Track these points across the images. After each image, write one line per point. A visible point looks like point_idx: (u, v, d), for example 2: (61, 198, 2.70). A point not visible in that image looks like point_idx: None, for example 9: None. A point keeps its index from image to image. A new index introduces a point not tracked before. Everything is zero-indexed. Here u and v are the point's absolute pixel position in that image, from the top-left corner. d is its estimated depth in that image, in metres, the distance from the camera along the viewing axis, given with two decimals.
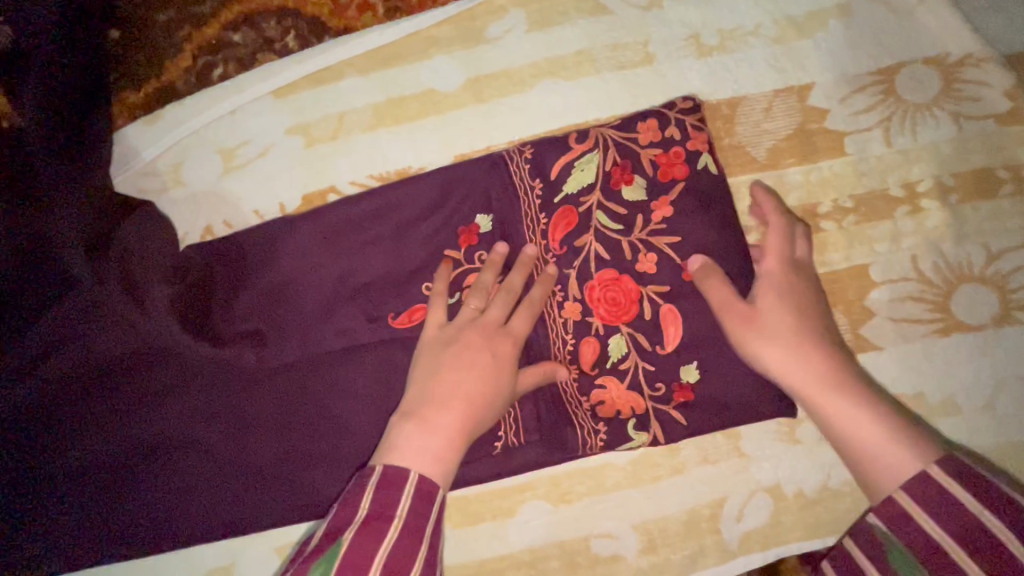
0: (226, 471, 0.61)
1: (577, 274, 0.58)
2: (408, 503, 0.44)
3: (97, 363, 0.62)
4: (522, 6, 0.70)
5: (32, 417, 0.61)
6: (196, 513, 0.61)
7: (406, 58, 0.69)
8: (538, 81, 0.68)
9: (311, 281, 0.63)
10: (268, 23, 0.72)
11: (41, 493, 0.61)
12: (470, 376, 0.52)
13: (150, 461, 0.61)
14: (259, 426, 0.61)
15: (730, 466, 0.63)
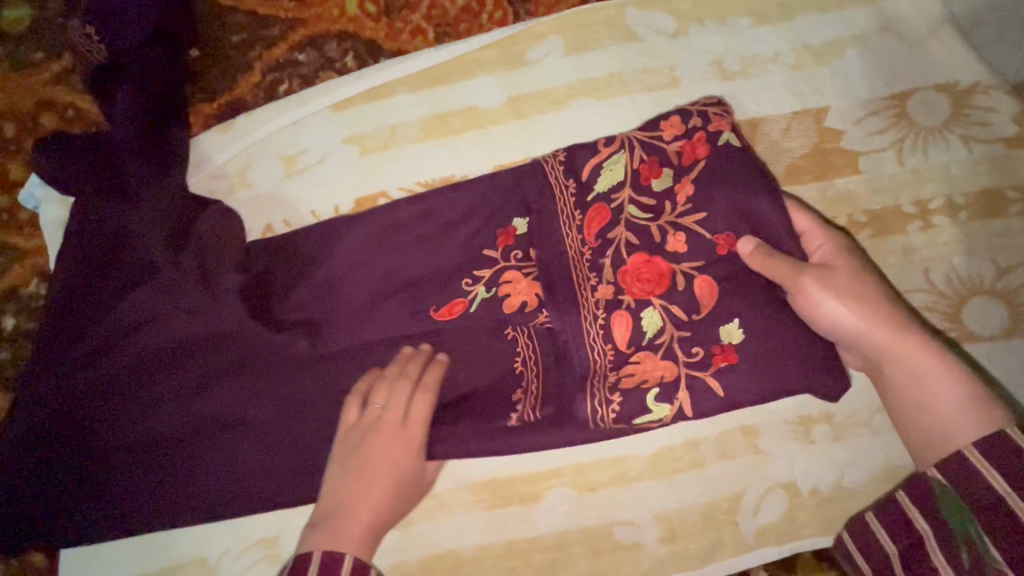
0: (276, 449, 0.66)
1: (610, 263, 0.62)
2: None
3: (163, 345, 0.68)
4: (560, 33, 0.76)
5: (101, 393, 0.67)
6: (246, 486, 0.67)
7: (452, 78, 0.76)
8: (573, 101, 0.75)
9: (361, 277, 0.69)
10: (329, 45, 0.79)
11: (106, 464, 0.66)
12: (377, 467, 0.61)
13: (205, 437, 0.67)
14: (308, 409, 0.67)
15: (748, 462, 0.67)
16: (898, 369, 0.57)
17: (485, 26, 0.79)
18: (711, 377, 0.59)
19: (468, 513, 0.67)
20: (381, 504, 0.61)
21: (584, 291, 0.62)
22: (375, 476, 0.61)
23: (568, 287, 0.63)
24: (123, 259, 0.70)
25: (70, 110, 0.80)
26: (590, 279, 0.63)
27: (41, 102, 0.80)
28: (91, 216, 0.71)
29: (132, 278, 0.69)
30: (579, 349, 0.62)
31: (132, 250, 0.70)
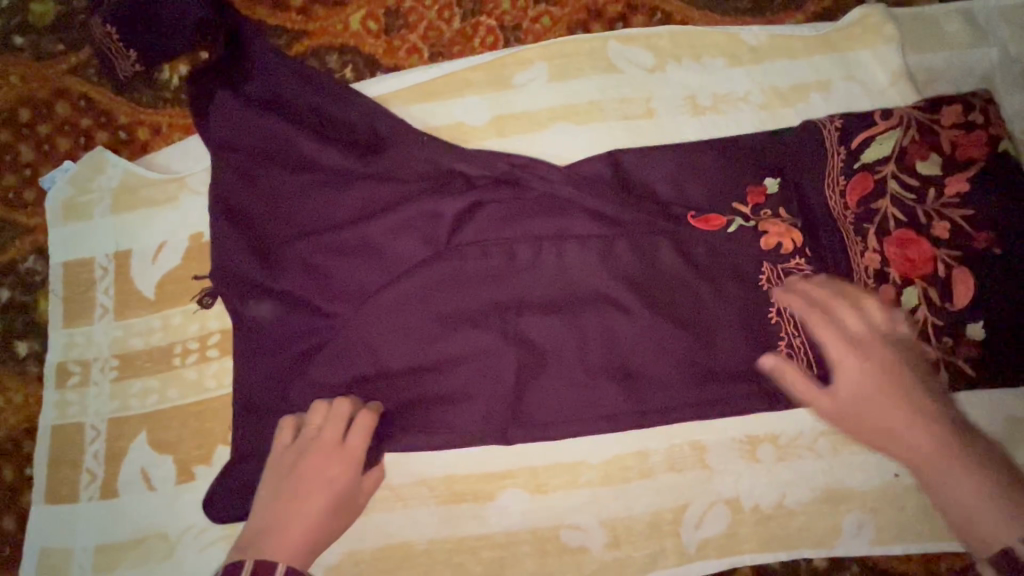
0: (485, 379, 0.70)
1: (630, 242, 0.73)
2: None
3: (396, 235, 0.72)
4: (547, 60, 0.81)
5: (293, 334, 0.71)
6: (552, 388, 0.70)
7: (443, 95, 0.81)
8: (553, 124, 0.80)
9: (575, 228, 0.73)
10: (331, 57, 0.84)
11: (296, 404, 0.70)
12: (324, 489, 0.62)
13: (481, 322, 0.71)
14: (499, 341, 0.71)
15: (695, 476, 0.70)
16: (928, 440, 0.56)
17: (478, 49, 0.84)
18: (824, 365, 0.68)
19: (423, 506, 0.70)
20: (312, 522, 0.61)
21: (688, 287, 0.71)
22: (309, 494, 0.62)
23: (634, 231, 0.73)
24: (316, 207, 0.73)
25: (83, 100, 0.84)
26: (694, 243, 0.73)
27: (57, 91, 0.85)
28: (268, 170, 0.74)
29: (318, 223, 0.73)
30: (693, 299, 0.71)
31: (323, 199, 0.73)
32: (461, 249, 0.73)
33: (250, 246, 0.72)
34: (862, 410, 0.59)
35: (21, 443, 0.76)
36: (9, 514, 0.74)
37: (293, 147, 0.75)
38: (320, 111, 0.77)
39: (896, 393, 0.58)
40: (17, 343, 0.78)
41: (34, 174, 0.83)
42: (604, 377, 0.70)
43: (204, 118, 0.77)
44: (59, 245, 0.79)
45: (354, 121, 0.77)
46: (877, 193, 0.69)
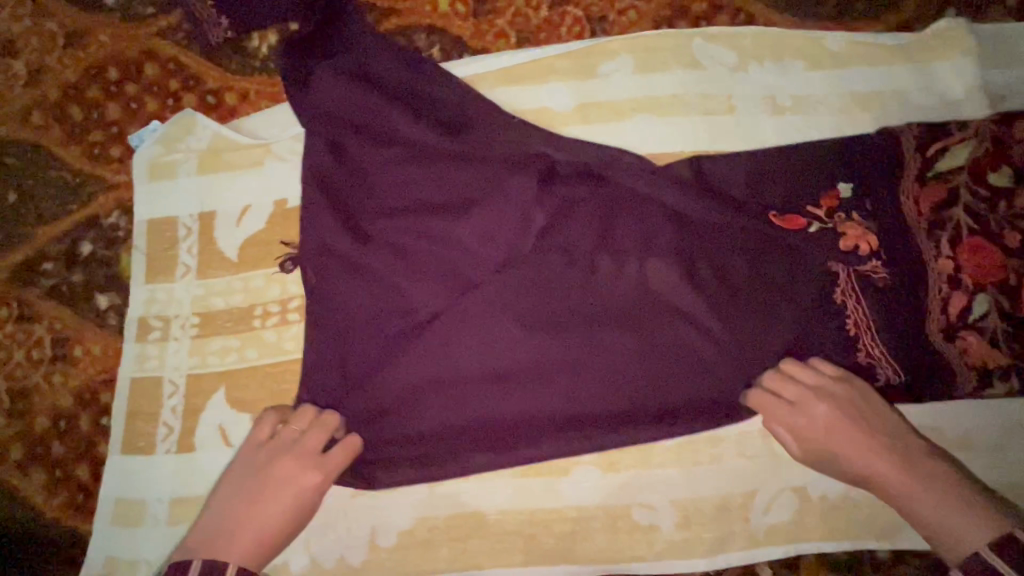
0: (563, 364, 0.72)
1: (711, 239, 0.75)
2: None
3: (482, 217, 0.74)
4: (631, 53, 0.83)
5: (374, 306, 0.72)
6: (625, 375, 0.71)
7: (529, 79, 0.82)
8: (635, 114, 0.81)
9: (660, 227, 0.76)
10: (418, 36, 0.86)
11: (386, 381, 0.71)
12: (277, 493, 0.67)
13: (558, 310, 0.74)
14: (586, 333, 0.73)
15: (765, 463, 0.71)
16: (887, 467, 0.65)
17: (563, 38, 0.85)
18: (891, 366, 0.72)
19: (496, 476, 0.71)
20: (269, 531, 0.65)
21: (763, 285, 0.74)
22: (271, 500, 0.67)
23: (714, 229, 0.75)
24: (405, 187, 0.75)
25: (173, 64, 0.86)
26: (767, 242, 0.75)
27: (147, 52, 0.86)
28: (364, 150, 0.76)
29: (409, 203, 0.75)
30: (766, 297, 0.73)
31: (418, 183, 0.75)
32: (550, 240, 0.76)
33: (340, 220, 0.74)
34: (819, 451, 0.68)
35: (99, 395, 0.77)
36: (85, 462, 0.75)
37: (389, 128, 0.76)
38: (413, 90, 0.77)
39: (846, 433, 0.67)
40: (97, 296, 0.79)
41: (120, 132, 0.84)
42: (689, 372, 0.71)
43: (297, 88, 0.77)
44: (143, 203, 0.81)
45: (447, 103, 0.78)
46: (948, 202, 0.71)
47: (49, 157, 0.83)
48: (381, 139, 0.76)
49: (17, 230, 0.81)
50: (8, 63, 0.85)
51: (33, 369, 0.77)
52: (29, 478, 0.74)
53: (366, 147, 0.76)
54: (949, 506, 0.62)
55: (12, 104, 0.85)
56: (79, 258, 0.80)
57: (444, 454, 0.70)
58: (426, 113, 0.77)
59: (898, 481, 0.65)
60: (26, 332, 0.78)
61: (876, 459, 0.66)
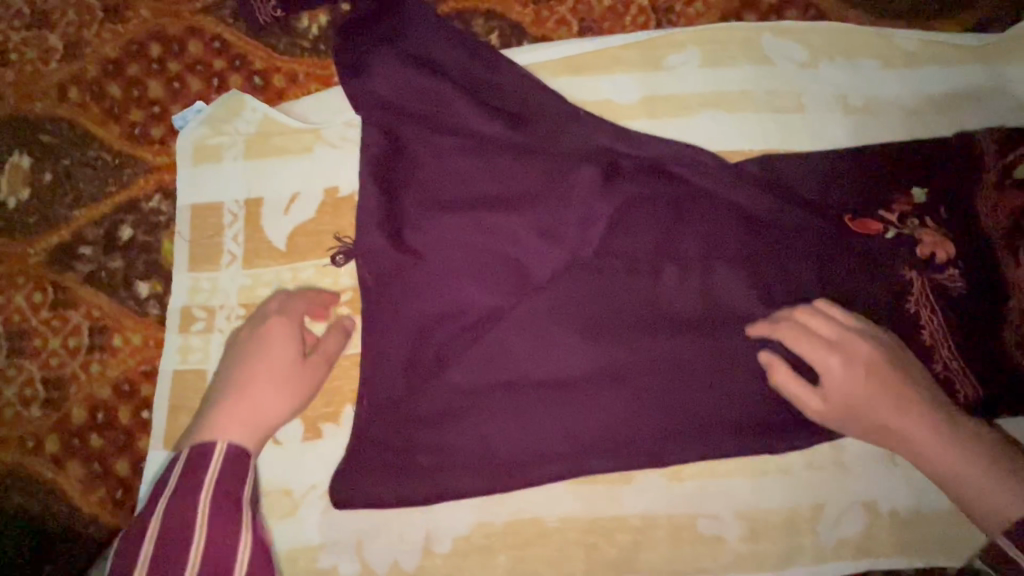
0: (626, 368, 0.70)
1: (784, 243, 0.72)
2: (216, 467, 0.55)
3: (546, 213, 0.71)
4: (698, 45, 0.80)
5: (434, 303, 0.70)
6: (691, 381, 0.69)
7: (593, 70, 0.79)
8: (702, 110, 0.79)
9: (733, 229, 0.72)
10: (476, 20, 0.82)
11: (451, 385, 0.69)
12: (282, 404, 0.64)
13: (622, 311, 0.71)
14: (650, 336, 0.70)
15: (835, 476, 0.69)
16: (914, 424, 0.63)
17: (628, 28, 0.82)
18: (967, 379, 0.69)
19: (557, 483, 0.69)
20: (264, 424, 0.62)
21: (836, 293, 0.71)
22: (269, 388, 0.64)
23: (788, 233, 0.72)
24: (466, 181, 0.73)
25: (218, 42, 0.82)
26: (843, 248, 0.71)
27: (190, 29, 0.82)
28: (427, 146, 0.73)
29: (469, 196, 0.73)
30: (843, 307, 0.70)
31: (483, 181, 0.73)
32: (620, 242, 0.72)
33: (398, 212, 0.72)
34: (847, 400, 0.65)
35: (138, 387, 0.73)
36: (124, 456, 0.72)
37: (452, 122, 0.73)
38: (475, 78, 0.74)
39: (885, 392, 0.63)
40: (137, 283, 0.76)
41: (162, 112, 0.81)
42: (763, 385, 0.69)
43: (355, 74, 0.73)
44: (186, 187, 0.77)
45: (510, 92, 0.74)
46: None
47: (88, 136, 0.80)
48: (442, 129, 0.73)
49: (55, 213, 0.78)
50: (46, 36, 0.82)
51: (71, 357, 0.74)
52: (65, 471, 0.71)
53: (426, 136, 0.73)
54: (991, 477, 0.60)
55: (49, 80, 0.81)
56: (118, 243, 0.77)
57: (511, 463, 0.68)
58: (488, 103, 0.73)
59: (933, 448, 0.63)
60: (63, 318, 0.75)
61: (914, 420, 0.63)
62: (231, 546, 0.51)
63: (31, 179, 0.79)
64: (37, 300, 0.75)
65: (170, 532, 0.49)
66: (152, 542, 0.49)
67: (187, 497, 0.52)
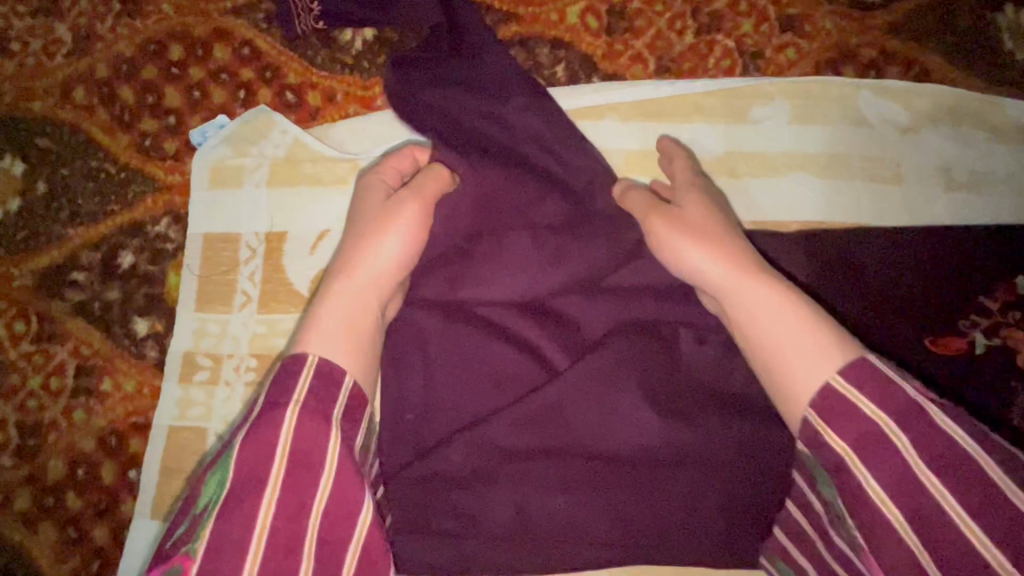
0: (691, 465, 0.59)
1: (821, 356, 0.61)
2: (309, 381, 0.45)
3: (609, 283, 0.63)
4: (789, 98, 0.71)
5: (477, 373, 0.61)
6: (761, 491, 0.59)
7: (670, 116, 0.70)
8: (790, 171, 0.70)
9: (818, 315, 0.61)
10: (541, 49, 0.74)
11: (489, 470, 0.59)
12: (393, 229, 0.56)
13: (688, 397, 0.60)
14: (720, 432, 0.59)
15: None
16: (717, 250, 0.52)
17: (710, 71, 0.74)
18: None
19: None
20: (361, 327, 0.51)
21: None
22: (369, 255, 0.54)
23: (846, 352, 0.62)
24: (522, 233, 0.62)
25: (248, 49, 0.72)
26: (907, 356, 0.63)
27: (216, 30, 0.73)
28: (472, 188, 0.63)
29: (525, 250, 0.62)
30: None
31: (539, 230, 0.62)
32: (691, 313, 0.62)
33: (442, 270, 0.62)
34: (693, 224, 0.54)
35: (127, 440, 0.64)
36: (104, 522, 0.62)
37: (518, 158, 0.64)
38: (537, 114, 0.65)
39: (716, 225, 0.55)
40: (135, 320, 0.66)
41: (179, 124, 0.71)
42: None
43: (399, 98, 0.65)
44: (199, 213, 0.68)
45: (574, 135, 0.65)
46: None
47: (91, 143, 0.71)
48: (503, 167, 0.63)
49: (47, 228, 0.69)
50: (54, 26, 0.73)
51: (52, 401, 0.65)
52: (36, 534, 0.62)
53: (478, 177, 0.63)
54: (769, 297, 0.47)
55: (53, 76, 0.72)
56: (117, 271, 0.67)
57: (551, 549, 0.59)
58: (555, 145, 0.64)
59: (756, 290, 0.48)
60: (47, 355, 0.66)
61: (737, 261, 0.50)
62: (356, 500, 0.44)
63: (23, 188, 0.70)
64: (19, 329, 0.66)
65: (303, 464, 0.42)
66: (283, 463, 0.42)
67: (316, 429, 0.43)
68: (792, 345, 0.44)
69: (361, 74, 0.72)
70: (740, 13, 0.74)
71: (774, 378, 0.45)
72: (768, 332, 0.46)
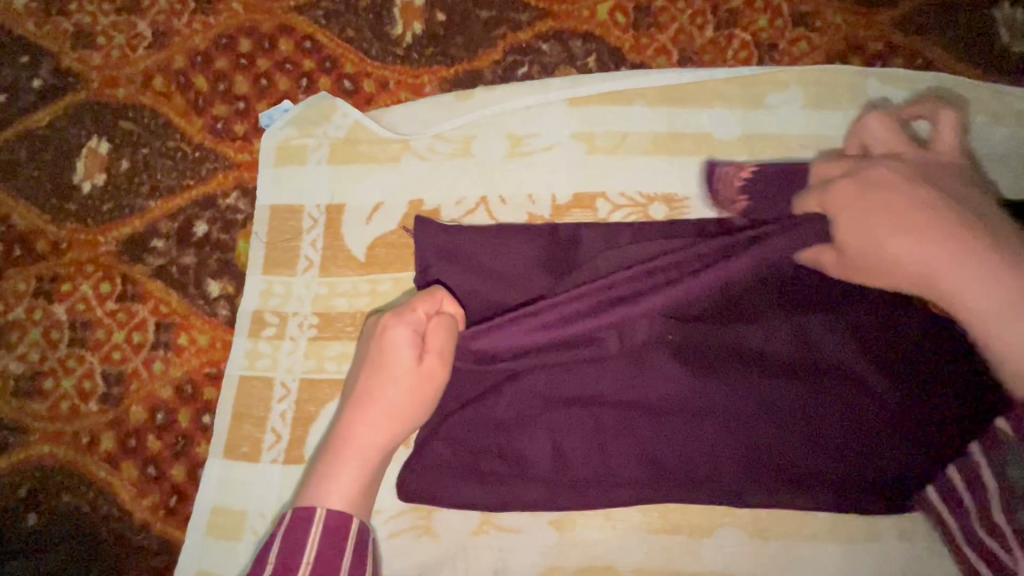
0: (713, 412, 0.65)
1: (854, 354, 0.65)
2: (318, 536, 0.48)
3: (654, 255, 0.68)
4: (803, 86, 0.77)
5: None
6: (778, 438, 0.64)
7: (693, 103, 0.77)
8: (804, 151, 0.76)
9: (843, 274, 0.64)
10: (575, 42, 0.81)
11: (530, 411, 0.65)
12: (389, 376, 0.58)
13: (709, 351, 0.66)
14: (739, 383, 0.65)
15: (926, 549, 0.67)
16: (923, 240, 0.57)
17: (729, 62, 0.81)
18: None
19: (634, 531, 0.67)
20: (358, 478, 0.54)
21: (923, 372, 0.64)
22: (370, 412, 0.57)
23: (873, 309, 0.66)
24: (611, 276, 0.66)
25: (309, 43, 0.80)
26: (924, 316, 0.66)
27: (281, 26, 0.81)
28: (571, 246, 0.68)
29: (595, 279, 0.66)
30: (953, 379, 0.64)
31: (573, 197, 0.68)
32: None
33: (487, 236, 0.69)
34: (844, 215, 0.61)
35: (201, 389, 0.71)
36: (181, 462, 0.69)
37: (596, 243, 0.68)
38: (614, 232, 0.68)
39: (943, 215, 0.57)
40: (208, 282, 0.74)
41: (247, 108, 0.79)
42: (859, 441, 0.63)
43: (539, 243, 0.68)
44: (267, 187, 0.75)
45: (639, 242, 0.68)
46: None
47: (168, 126, 0.78)
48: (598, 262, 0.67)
49: (129, 200, 0.76)
50: (136, 22, 0.81)
51: (134, 353, 0.72)
52: (119, 472, 0.69)
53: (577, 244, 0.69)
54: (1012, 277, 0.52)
55: (134, 66, 0.80)
56: (192, 238, 0.75)
57: (583, 488, 0.65)
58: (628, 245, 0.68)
59: (968, 283, 0.54)
60: (129, 312, 0.73)
61: (944, 224, 0.56)
62: None
63: (107, 165, 0.78)
64: (104, 290, 0.73)
65: None
66: None
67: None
68: (971, 289, 0.54)
69: (413, 65, 0.80)
70: (756, 10, 0.82)
71: (996, 359, 0.54)
72: (971, 307, 0.54)
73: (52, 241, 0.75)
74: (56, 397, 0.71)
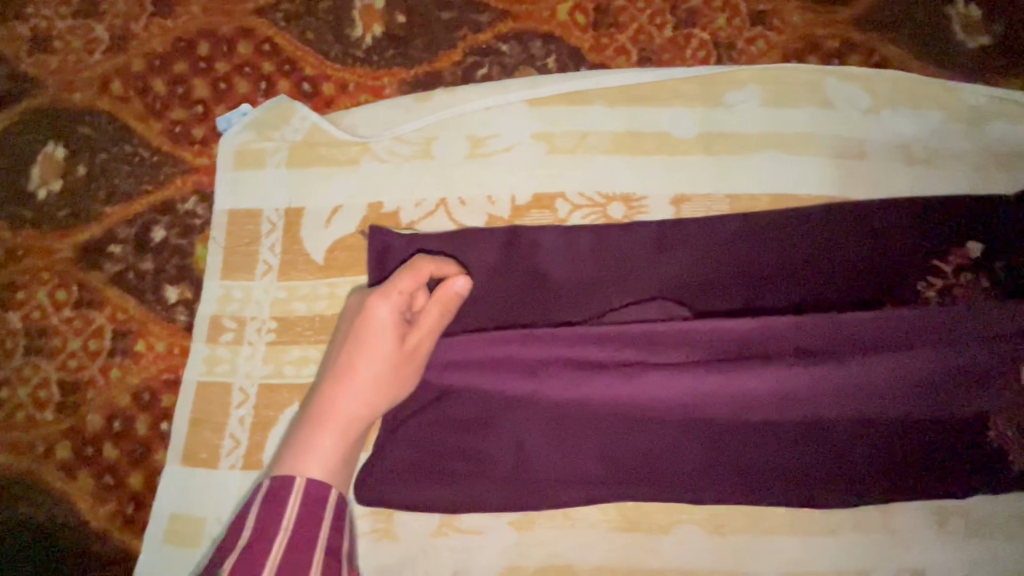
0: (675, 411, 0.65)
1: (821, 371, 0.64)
2: (295, 508, 0.49)
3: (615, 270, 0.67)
4: (761, 84, 0.78)
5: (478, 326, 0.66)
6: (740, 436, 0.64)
7: (653, 102, 0.77)
8: (762, 149, 0.76)
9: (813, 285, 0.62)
10: (535, 43, 0.81)
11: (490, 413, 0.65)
12: (370, 356, 0.59)
13: None
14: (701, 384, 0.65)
15: (884, 540, 0.67)
16: None
17: (688, 61, 0.81)
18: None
19: (594, 529, 0.67)
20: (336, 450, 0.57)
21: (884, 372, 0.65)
22: (355, 386, 0.59)
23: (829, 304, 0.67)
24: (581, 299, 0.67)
25: (268, 45, 0.80)
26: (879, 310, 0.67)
27: (240, 29, 0.80)
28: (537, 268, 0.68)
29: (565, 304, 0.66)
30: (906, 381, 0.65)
31: None
32: (663, 270, 0.68)
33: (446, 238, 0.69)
34: None
35: (159, 395, 0.71)
36: (138, 469, 0.69)
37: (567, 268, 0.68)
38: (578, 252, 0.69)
39: None
40: (166, 288, 0.73)
41: (206, 112, 0.78)
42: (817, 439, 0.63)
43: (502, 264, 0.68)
44: (224, 191, 0.74)
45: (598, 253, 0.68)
46: None
47: (126, 130, 0.78)
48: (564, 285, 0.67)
49: (86, 206, 0.76)
50: (92, 26, 0.80)
51: (91, 360, 0.71)
52: (76, 480, 0.68)
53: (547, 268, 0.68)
54: None
55: (91, 70, 0.79)
56: (149, 244, 0.74)
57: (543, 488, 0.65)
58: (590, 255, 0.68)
59: None
60: (86, 319, 0.72)
61: None
62: None
63: (64, 171, 0.77)
64: (60, 297, 0.73)
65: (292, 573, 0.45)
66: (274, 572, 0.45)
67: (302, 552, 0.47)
68: None
69: (373, 68, 0.80)
70: (715, 9, 0.82)
71: None
72: None
73: (6, 248, 0.74)
74: (11, 406, 0.70)
